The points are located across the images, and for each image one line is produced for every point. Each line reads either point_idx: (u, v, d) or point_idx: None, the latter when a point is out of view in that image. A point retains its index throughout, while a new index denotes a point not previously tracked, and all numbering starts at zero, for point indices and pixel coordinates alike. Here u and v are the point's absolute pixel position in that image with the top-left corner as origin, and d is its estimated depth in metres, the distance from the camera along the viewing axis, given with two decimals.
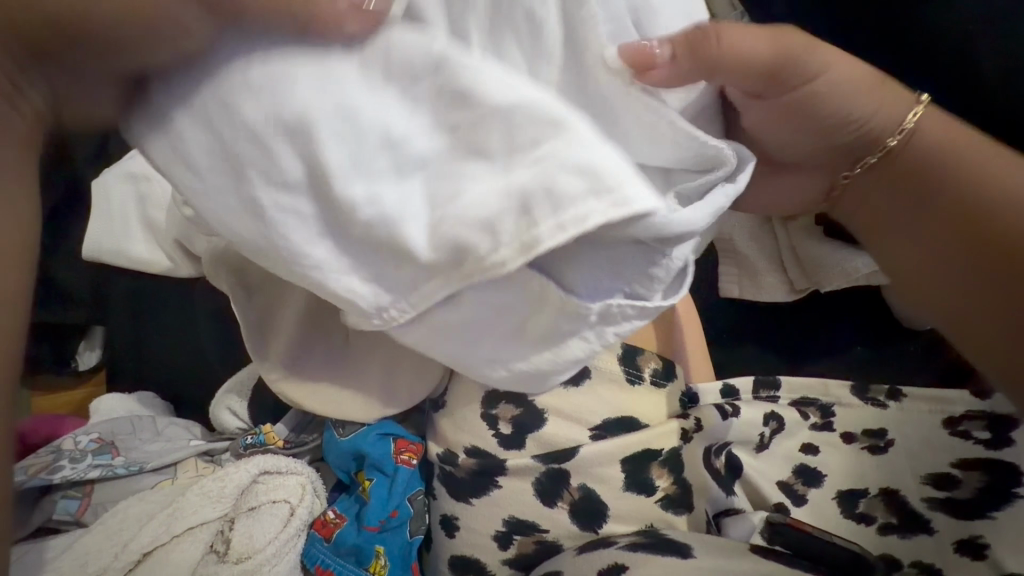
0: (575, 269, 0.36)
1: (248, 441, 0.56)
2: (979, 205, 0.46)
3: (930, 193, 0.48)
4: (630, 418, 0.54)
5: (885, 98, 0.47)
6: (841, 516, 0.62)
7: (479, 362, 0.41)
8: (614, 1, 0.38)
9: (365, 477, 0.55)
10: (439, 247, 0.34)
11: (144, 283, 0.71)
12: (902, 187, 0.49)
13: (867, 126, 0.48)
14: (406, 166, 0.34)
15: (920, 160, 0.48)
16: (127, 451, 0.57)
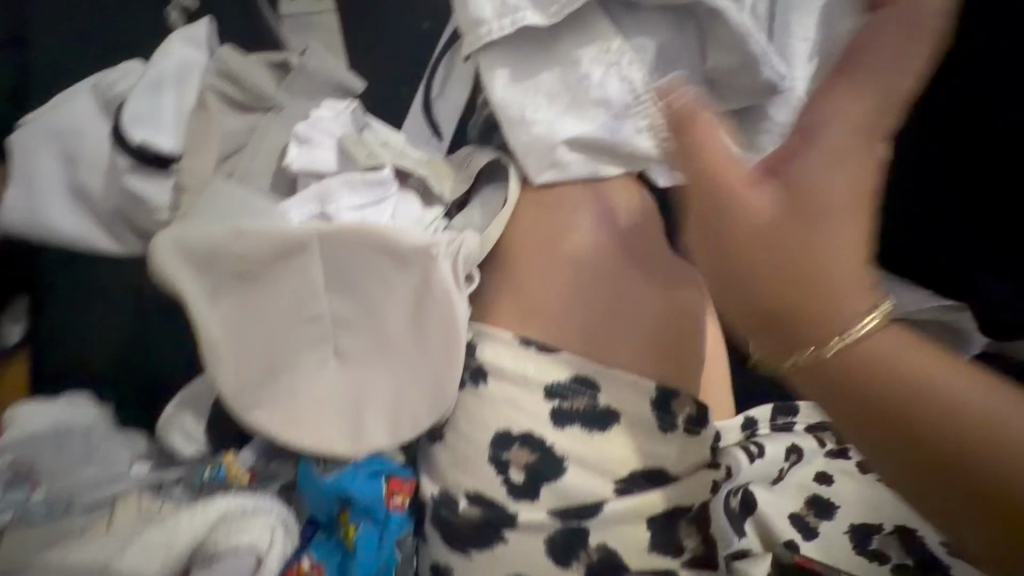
0: (609, 79, 0.44)
1: (207, 476, 0.46)
2: (948, 450, 0.27)
3: (918, 429, 0.28)
4: (656, 469, 0.48)
5: (864, 279, 0.30)
6: (853, 552, 0.54)
7: (532, 158, 0.48)
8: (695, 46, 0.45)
9: (352, 521, 0.47)
10: (558, 113, 0.46)
11: (73, 269, 0.59)
12: (844, 418, 0.30)
13: (810, 325, 0.29)
14: (554, 63, 0.47)
15: (880, 355, 0.29)
16: (49, 483, 0.46)
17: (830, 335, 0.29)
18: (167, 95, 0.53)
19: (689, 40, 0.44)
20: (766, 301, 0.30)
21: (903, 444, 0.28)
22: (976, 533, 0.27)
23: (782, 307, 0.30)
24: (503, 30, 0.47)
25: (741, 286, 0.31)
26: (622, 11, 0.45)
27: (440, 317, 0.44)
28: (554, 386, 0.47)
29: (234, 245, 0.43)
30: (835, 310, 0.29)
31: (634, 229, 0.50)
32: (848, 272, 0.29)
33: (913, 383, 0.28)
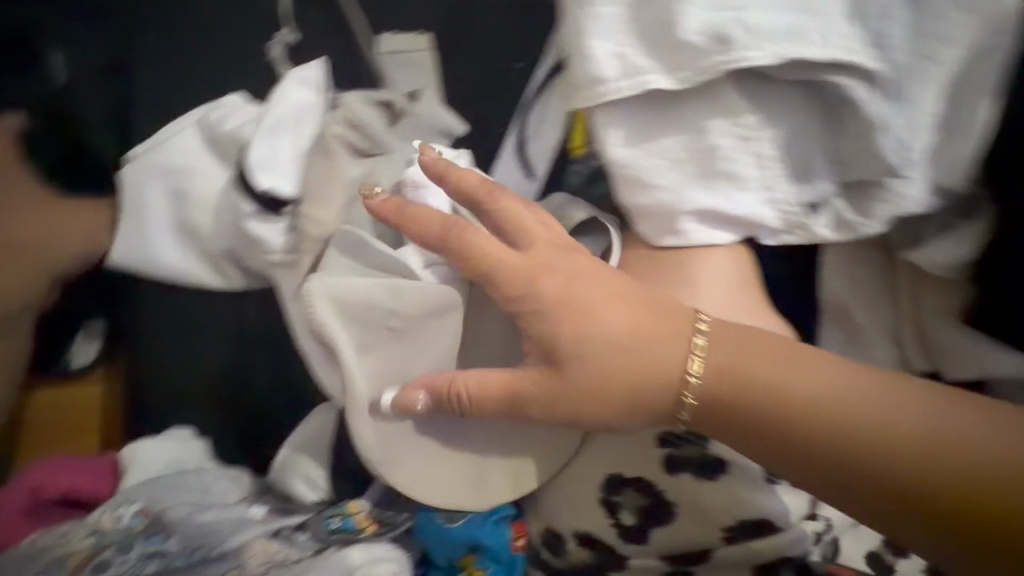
0: (737, 153, 0.46)
1: (334, 526, 0.48)
2: (800, 442, 0.41)
3: (778, 427, 0.42)
4: (766, 520, 0.49)
5: (664, 338, 0.44)
6: None
7: (655, 222, 0.49)
8: (820, 119, 0.46)
9: (476, 566, 0.50)
10: (685, 179, 0.47)
11: (166, 302, 0.58)
12: (757, 437, 0.43)
13: (656, 392, 0.44)
14: (681, 128, 0.47)
15: (747, 377, 0.43)
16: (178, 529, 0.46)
17: (678, 386, 0.43)
18: (286, 138, 0.54)
19: (814, 114, 0.46)
20: (584, 402, 0.43)
21: (799, 444, 0.42)
22: (882, 490, 0.40)
23: (659, 391, 0.44)
24: (626, 90, 0.47)
25: (587, 402, 0.44)
26: (753, 83, 0.46)
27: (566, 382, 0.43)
28: (667, 434, 0.51)
29: (394, 300, 0.47)
30: (666, 375, 0.43)
31: (735, 292, 0.51)
32: (665, 335, 0.44)
33: (763, 380, 0.42)
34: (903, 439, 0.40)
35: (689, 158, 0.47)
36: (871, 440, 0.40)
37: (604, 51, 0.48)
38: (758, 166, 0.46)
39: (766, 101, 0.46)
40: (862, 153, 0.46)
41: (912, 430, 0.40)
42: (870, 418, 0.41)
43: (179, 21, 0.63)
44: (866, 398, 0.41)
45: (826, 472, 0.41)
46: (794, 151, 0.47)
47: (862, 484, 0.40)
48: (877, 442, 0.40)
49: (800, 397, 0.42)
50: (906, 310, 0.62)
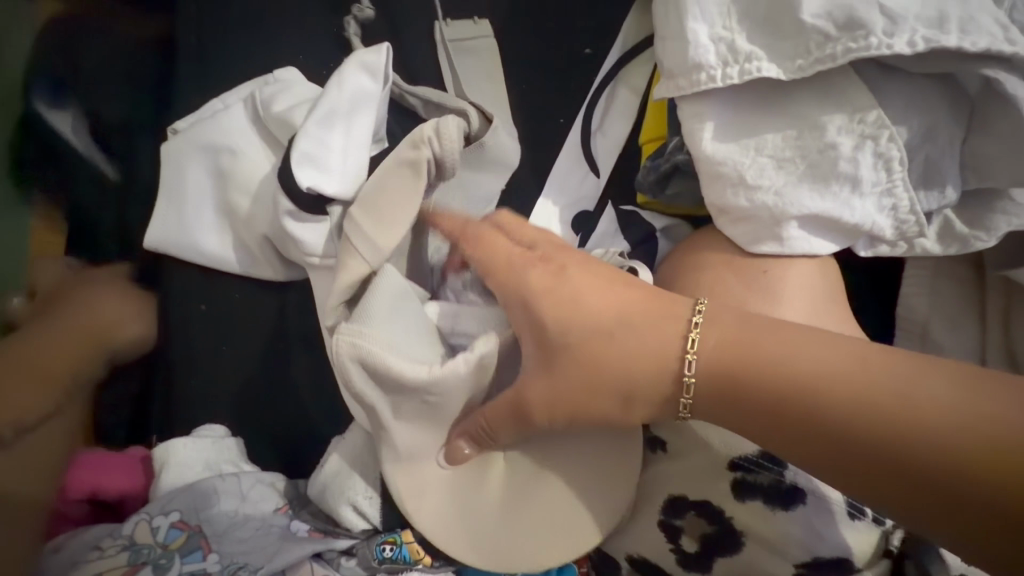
0: (857, 152, 0.42)
1: (387, 554, 0.45)
2: (803, 423, 0.36)
3: (778, 408, 0.37)
4: (844, 558, 0.44)
5: (666, 322, 0.41)
6: None
7: (751, 223, 0.45)
8: (958, 113, 0.41)
9: None
10: (793, 176, 0.43)
11: (190, 285, 0.53)
12: (745, 412, 0.39)
13: (645, 379, 0.40)
14: (792, 124, 0.44)
15: (740, 345, 0.39)
16: (219, 543, 0.43)
17: (673, 362, 0.40)
18: (341, 130, 0.49)
19: (950, 109, 0.41)
20: (579, 396, 0.41)
21: (800, 417, 0.36)
22: (894, 475, 0.34)
23: (654, 378, 0.40)
24: (728, 78, 0.44)
25: (586, 400, 0.41)
26: (881, 75, 0.42)
27: (638, 403, 0.41)
28: (739, 458, 0.45)
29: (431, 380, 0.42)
30: (662, 359, 0.40)
31: (826, 307, 0.46)
32: (661, 315, 0.41)
33: (761, 346, 0.38)
34: (920, 415, 0.33)
35: (796, 156, 0.43)
36: (890, 419, 0.34)
37: (707, 38, 0.45)
38: (878, 167, 0.42)
39: (895, 96, 0.41)
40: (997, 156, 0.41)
41: (930, 404, 0.34)
42: (881, 389, 0.35)
43: None
44: (878, 371, 0.35)
45: (852, 471, 0.35)
46: (922, 152, 0.42)
47: (873, 465, 0.34)
48: (895, 421, 0.34)
49: (802, 374, 0.37)
50: (992, 330, 0.57)
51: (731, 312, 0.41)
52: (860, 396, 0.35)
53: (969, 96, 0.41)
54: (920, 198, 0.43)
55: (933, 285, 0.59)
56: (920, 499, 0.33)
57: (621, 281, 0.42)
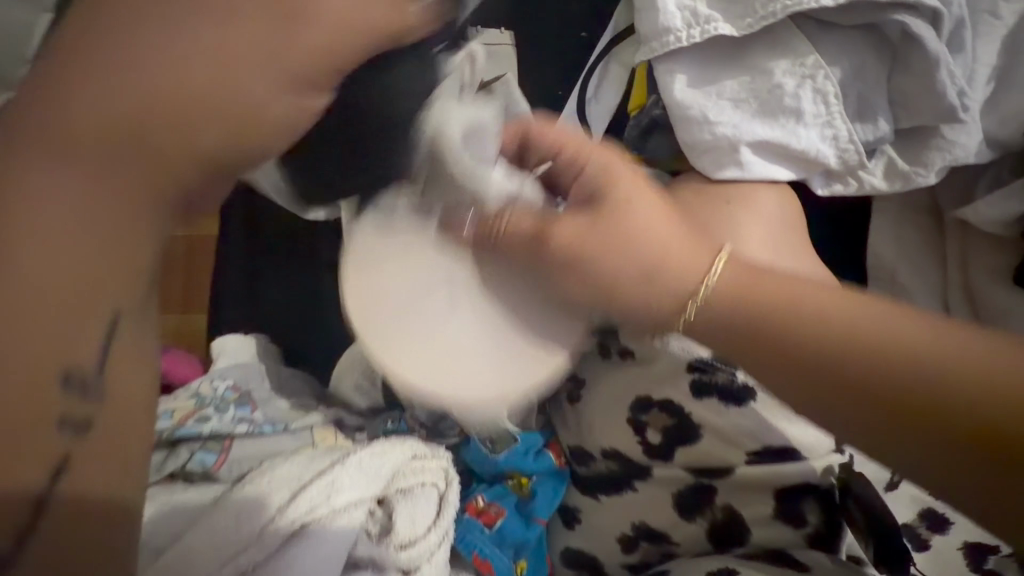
0: (799, 90, 0.51)
1: (389, 427, 0.54)
2: (813, 367, 0.39)
3: (791, 354, 0.40)
4: (787, 447, 0.54)
5: (689, 252, 0.44)
6: None
7: (715, 153, 0.53)
8: (884, 55, 0.50)
9: (525, 476, 0.54)
10: (749, 112, 0.52)
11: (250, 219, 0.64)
12: (769, 338, 0.41)
13: (673, 268, 0.43)
14: (746, 72, 0.53)
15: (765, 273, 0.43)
16: (263, 406, 0.53)
17: (698, 272, 0.43)
18: None
19: (876, 52, 0.50)
20: (602, 272, 0.44)
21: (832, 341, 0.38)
22: (919, 403, 0.36)
23: (678, 277, 0.43)
24: (692, 38, 0.53)
25: (604, 279, 0.44)
26: (817, 28, 0.51)
27: (658, 282, 0.43)
28: (696, 360, 0.54)
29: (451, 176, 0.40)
30: (679, 286, 0.43)
31: (784, 229, 0.53)
32: (685, 253, 0.43)
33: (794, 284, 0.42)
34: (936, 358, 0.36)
35: (750, 98, 0.52)
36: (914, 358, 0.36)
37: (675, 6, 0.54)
38: (819, 102, 0.50)
39: (829, 43, 0.50)
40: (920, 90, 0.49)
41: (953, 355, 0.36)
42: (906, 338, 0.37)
43: None
44: (884, 326, 0.38)
45: (876, 393, 0.37)
46: (855, 87, 0.50)
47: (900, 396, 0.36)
48: (902, 373, 0.37)
49: (804, 317, 0.40)
50: (953, 271, 0.63)
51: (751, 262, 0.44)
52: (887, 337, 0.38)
53: (893, 41, 0.49)
54: (859, 129, 0.51)
55: (898, 233, 0.65)
56: (937, 432, 0.35)
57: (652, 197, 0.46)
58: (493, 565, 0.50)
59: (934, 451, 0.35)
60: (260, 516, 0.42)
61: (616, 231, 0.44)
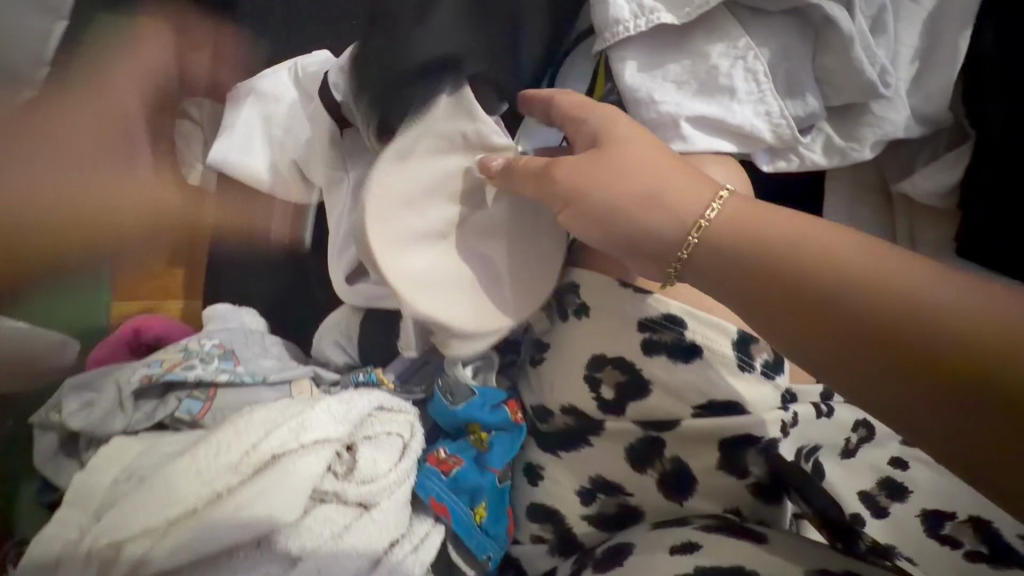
0: (732, 71, 0.54)
1: (360, 378, 0.60)
2: (813, 294, 0.43)
3: (777, 275, 0.44)
4: (734, 402, 0.58)
5: (693, 184, 0.48)
6: (925, 535, 0.63)
7: (657, 132, 0.57)
8: (809, 37, 0.53)
9: (483, 430, 0.59)
10: (688, 93, 0.56)
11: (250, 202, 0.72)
12: (768, 283, 0.45)
13: (677, 207, 0.47)
14: (686, 57, 0.57)
15: (761, 227, 0.46)
16: (245, 362, 0.59)
17: (692, 219, 0.47)
18: None
19: (802, 33, 0.53)
20: (613, 212, 0.49)
21: (830, 285, 0.42)
22: (914, 348, 0.39)
23: (670, 223, 0.47)
24: (639, 28, 0.57)
25: (613, 217, 0.49)
26: (748, 13, 0.55)
27: (658, 208, 0.48)
28: (646, 320, 0.57)
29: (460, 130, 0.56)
30: (682, 211, 0.47)
31: None
32: (691, 186, 0.48)
33: (797, 232, 0.45)
34: (943, 307, 0.39)
35: (691, 79, 0.56)
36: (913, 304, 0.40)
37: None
38: (750, 81, 0.54)
39: (758, 26, 0.54)
40: (842, 67, 0.53)
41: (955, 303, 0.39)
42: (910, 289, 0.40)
43: None
44: (895, 272, 0.41)
45: (866, 336, 0.41)
46: (783, 67, 0.54)
47: (895, 340, 0.40)
48: (904, 300, 0.40)
49: (808, 260, 0.43)
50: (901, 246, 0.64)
51: (752, 206, 0.47)
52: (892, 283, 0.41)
53: (815, 23, 0.53)
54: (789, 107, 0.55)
55: (851, 212, 0.66)
56: (925, 374, 0.39)
57: (671, 152, 0.50)
58: (448, 507, 0.56)
59: (921, 397, 0.39)
60: (242, 444, 0.48)
61: (626, 172, 0.48)
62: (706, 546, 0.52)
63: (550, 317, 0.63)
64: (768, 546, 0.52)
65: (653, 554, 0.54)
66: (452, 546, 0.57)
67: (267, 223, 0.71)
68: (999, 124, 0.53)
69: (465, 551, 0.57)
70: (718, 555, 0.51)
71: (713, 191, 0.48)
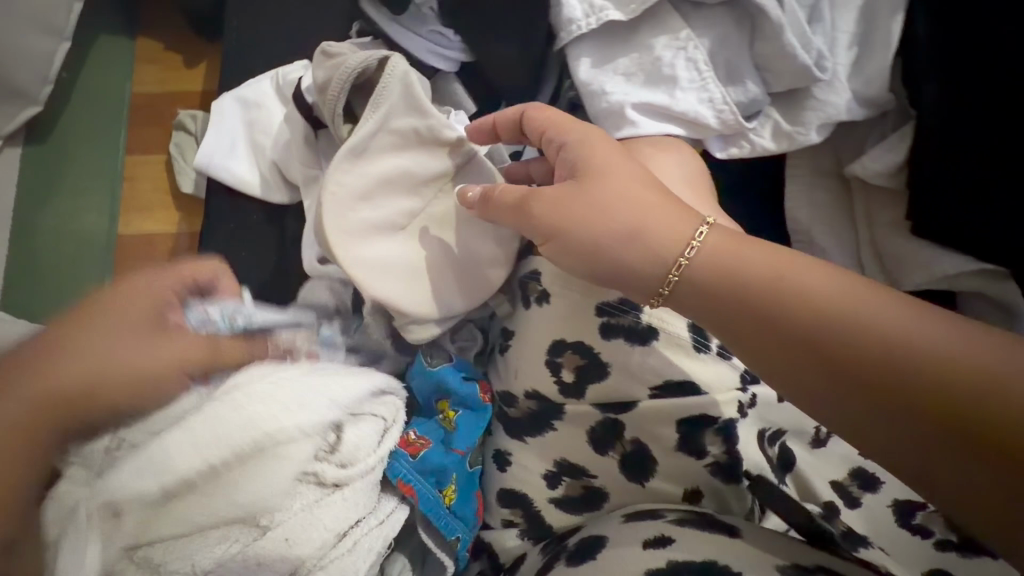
0: (675, 60, 0.57)
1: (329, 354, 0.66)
2: (796, 334, 0.44)
3: (761, 313, 0.45)
4: (690, 383, 0.57)
5: (674, 216, 0.49)
6: (896, 525, 0.58)
7: (607, 120, 0.60)
8: (746, 28, 0.57)
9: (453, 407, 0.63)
10: (635, 83, 0.59)
11: (229, 203, 0.75)
12: (753, 322, 0.46)
13: (665, 245, 0.49)
14: (633, 49, 0.59)
15: (740, 262, 0.47)
16: None
17: (676, 256, 0.48)
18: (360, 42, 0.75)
19: (740, 24, 0.57)
20: (596, 244, 0.50)
21: (813, 326, 0.43)
22: (899, 391, 0.41)
23: (655, 261, 0.49)
24: (591, 26, 0.59)
25: (598, 250, 0.50)
26: (689, 8, 0.58)
27: (644, 242, 0.49)
28: (604, 305, 0.58)
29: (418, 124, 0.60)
30: (664, 249, 0.48)
31: (680, 183, 0.56)
32: (672, 221, 0.49)
33: (775, 269, 0.46)
34: (925, 348, 0.41)
35: (638, 71, 0.59)
36: (895, 345, 0.41)
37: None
38: (693, 70, 0.57)
39: (698, 19, 0.57)
40: (780, 53, 0.55)
41: (937, 344, 0.41)
42: (892, 332, 0.41)
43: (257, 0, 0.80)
44: (875, 313, 0.42)
45: (849, 378, 0.42)
46: (722, 56, 0.57)
47: (881, 382, 0.41)
48: (888, 344, 0.41)
49: (788, 299, 0.45)
50: (862, 226, 0.64)
51: (732, 237, 0.49)
52: (874, 325, 0.42)
53: (751, 14, 0.56)
54: (731, 94, 0.58)
55: (813, 195, 0.66)
56: (909, 417, 0.40)
57: (645, 176, 0.51)
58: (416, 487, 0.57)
59: (907, 438, 0.41)
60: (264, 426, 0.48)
61: (605, 202, 0.50)
62: (679, 542, 0.51)
63: (512, 302, 0.64)
64: (741, 540, 0.51)
65: (623, 547, 0.52)
66: (420, 527, 0.59)
67: (245, 222, 0.74)
68: (943, 100, 0.54)
69: (433, 533, 0.59)
70: (691, 548, 0.50)
71: (695, 223, 0.49)
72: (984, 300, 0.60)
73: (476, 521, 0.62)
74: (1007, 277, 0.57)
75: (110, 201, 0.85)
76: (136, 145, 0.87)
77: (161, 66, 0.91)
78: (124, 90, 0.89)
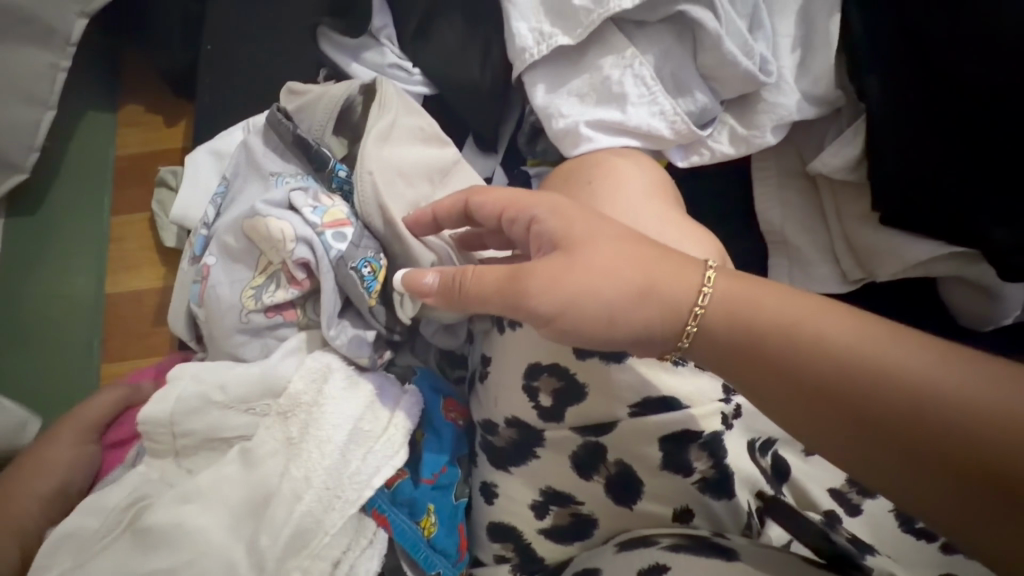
0: (624, 77, 0.58)
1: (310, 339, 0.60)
2: (808, 382, 0.42)
3: (767, 359, 0.44)
4: (671, 398, 0.56)
5: (675, 267, 0.46)
6: (899, 529, 0.56)
7: (563, 139, 0.60)
8: (689, 41, 0.58)
9: (421, 431, 0.61)
10: (588, 102, 0.59)
11: None
12: (763, 369, 0.44)
13: (675, 298, 0.46)
14: (582, 70, 0.60)
15: (749, 307, 0.45)
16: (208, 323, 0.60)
17: (686, 314, 0.46)
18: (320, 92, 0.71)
19: (681, 39, 0.58)
20: (600, 325, 0.46)
21: (831, 374, 0.41)
22: (919, 441, 0.38)
23: (667, 319, 0.46)
24: (542, 53, 0.59)
25: (603, 330, 0.46)
26: (631, 27, 0.59)
27: (652, 301, 0.46)
28: None
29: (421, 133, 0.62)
30: (674, 301, 0.46)
31: (641, 197, 0.56)
32: (675, 272, 0.46)
33: (787, 309, 0.44)
34: (945, 396, 0.38)
35: (590, 91, 0.59)
36: (918, 394, 0.39)
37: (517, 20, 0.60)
38: (641, 85, 0.58)
39: (641, 38, 0.58)
40: (724, 63, 0.56)
41: (960, 391, 0.38)
42: (914, 380, 0.39)
43: (219, 52, 0.81)
44: (894, 356, 0.40)
45: (863, 427, 0.40)
46: (669, 70, 0.58)
47: (899, 432, 0.39)
48: (907, 390, 0.39)
49: (803, 343, 0.43)
50: (832, 222, 0.63)
51: (740, 278, 0.46)
52: (896, 371, 0.40)
53: (689, 30, 0.57)
54: (681, 105, 0.58)
55: (781, 195, 0.66)
56: (931, 469, 0.38)
57: (642, 234, 0.48)
58: (389, 519, 0.55)
59: (927, 491, 0.39)
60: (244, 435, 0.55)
61: (600, 270, 0.45)
62: (675, 568, 0.48)
63: (490, 324, 0.64)
64: (740, 562, 0.48)
65: None
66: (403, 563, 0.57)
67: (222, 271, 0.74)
68: (889, 94, 0.55)
69: (416, 567, 0.57)
70: (686, 573, 0.48)
71: (702, 267, 0.47)
72: (961, 284, 0.61)
73: (460, 555, 0.60)
74: (980, 259, 0.58)
75: (96, 262, 0.81)
76: (122, 205, 0.84)
77: (143, 129, 0.89)
78: (107, 153, 0.87)
